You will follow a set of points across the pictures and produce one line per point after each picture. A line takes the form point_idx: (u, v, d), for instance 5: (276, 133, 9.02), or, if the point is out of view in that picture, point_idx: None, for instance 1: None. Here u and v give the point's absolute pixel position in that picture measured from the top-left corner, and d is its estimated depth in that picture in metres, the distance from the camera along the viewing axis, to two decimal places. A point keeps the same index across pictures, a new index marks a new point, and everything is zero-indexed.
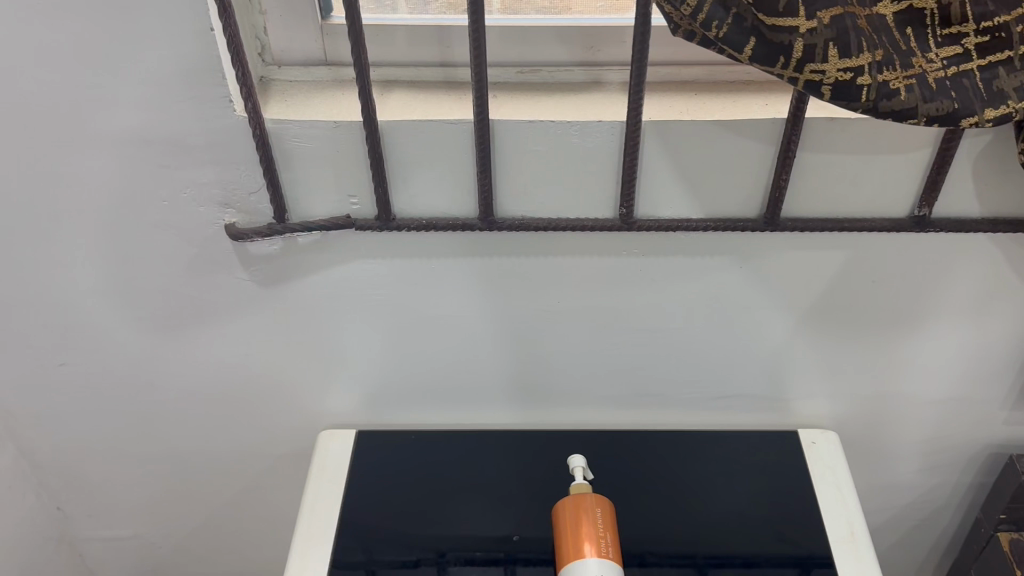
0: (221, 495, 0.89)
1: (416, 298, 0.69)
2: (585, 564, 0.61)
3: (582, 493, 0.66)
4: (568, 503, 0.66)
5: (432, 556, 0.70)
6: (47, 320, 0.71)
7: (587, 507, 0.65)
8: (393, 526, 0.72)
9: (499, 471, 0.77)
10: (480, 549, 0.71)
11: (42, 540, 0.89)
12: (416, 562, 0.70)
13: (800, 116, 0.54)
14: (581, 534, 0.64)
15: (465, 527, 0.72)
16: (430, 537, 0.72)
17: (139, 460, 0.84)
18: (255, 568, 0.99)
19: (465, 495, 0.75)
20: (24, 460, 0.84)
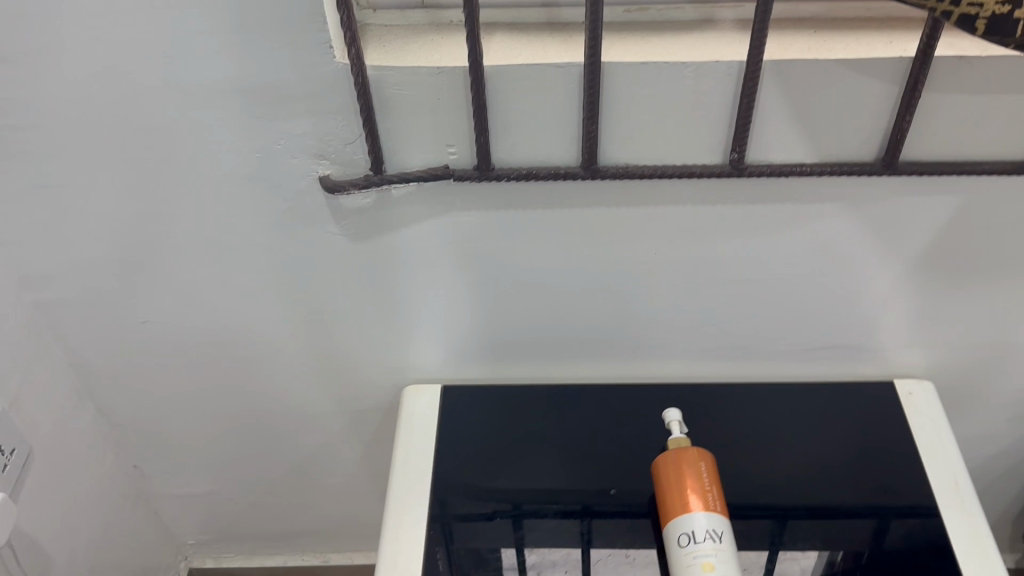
0: (299, 451, 0.89)
1: (509, 252, 0.67)
2: (691, 518, 0.61)
3: (684, 445, 0.66)
4: (669, 456, 0.65)
5: (507, 509, 0.71)
6: (132, 276, 0.70)
7: (691, 460, 0.65)
8: (471, 478, 0.73)
9: (586, 428, 0.77)
10: (557, 504, 0.72)
11: (122, 498, 0.89)
12: (492, 514, 0.71)
13: (930, 54, 0.52)
14: (686, 487, 0.63)
15: (544, 480, 0.73)
16: (508, 490, 0.72)
17: (219, 416, 0.84)
18: (329, 522, 0.99)
19: (543, 450, 0.75)
20: (103, 417, 0.84)
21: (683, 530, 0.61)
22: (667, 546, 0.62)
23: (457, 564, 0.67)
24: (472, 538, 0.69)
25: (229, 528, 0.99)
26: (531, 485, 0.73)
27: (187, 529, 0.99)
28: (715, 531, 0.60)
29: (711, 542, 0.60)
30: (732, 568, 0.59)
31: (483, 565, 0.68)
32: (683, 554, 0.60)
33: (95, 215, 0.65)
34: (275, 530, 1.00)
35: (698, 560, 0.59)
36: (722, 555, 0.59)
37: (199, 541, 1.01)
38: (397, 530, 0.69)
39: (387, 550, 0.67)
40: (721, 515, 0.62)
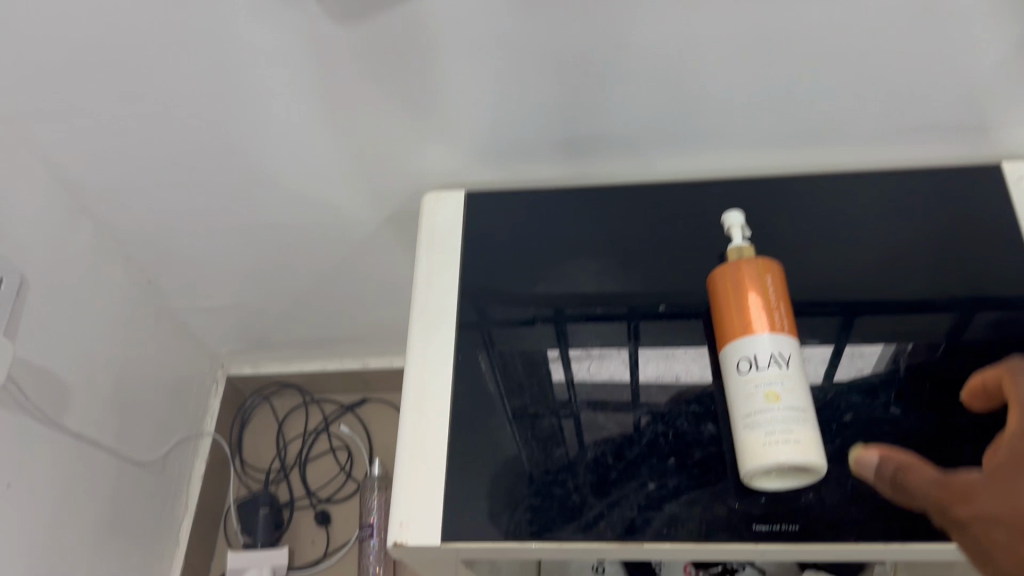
0: (319, 263, 0.82)
1: (534, 32, 0.54)
2: (755, 341, 0.53)
3: (748, 257, 0.56)
4: (731, 269, 0.56)
5: (549, 314, 0.65)
6: (94, 85, 0.60)
7: (756, 274, 0.56)
8: (508, 284, 0.66)
9: (632, 231, 0.68)
10: (602, 304, 0.64)
11: (141, 315, 0.85)
12: (534, 320, 0.65)
13: None
14: (749, 305, 0.54)
15: (579, 282, 0.66)
16: (548, 293, 0.66)
17: (228, 229, 0.77)
18: (366, 330, 0.95)
19: (581, 254, 0.67)
20: (104, 233, 0.77)
21: (744, 359, 0.53)
22: (726, 377, 0.54)
23: (506, 360, 0.63)
24: (516, 346, 0.63)
25: (263, 337, 0.96)
26: (574, 287, 0.66)
27: (219, 339, 0.96)
28: (781, 356, 0.52)
29: (776, 369, 0.52)
30: (801, 399, 0.51)
31: (517, 391, 0.61)
32: (744, 384, 0.52)
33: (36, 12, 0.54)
34: (308, 338, 0.97)
35: (761, 390, 0.51)
36: (789, 385, 0.51)
37: (233, 350, 0.99)
38: (418, 347, 0.63)
39: (412, 373, 0.62)
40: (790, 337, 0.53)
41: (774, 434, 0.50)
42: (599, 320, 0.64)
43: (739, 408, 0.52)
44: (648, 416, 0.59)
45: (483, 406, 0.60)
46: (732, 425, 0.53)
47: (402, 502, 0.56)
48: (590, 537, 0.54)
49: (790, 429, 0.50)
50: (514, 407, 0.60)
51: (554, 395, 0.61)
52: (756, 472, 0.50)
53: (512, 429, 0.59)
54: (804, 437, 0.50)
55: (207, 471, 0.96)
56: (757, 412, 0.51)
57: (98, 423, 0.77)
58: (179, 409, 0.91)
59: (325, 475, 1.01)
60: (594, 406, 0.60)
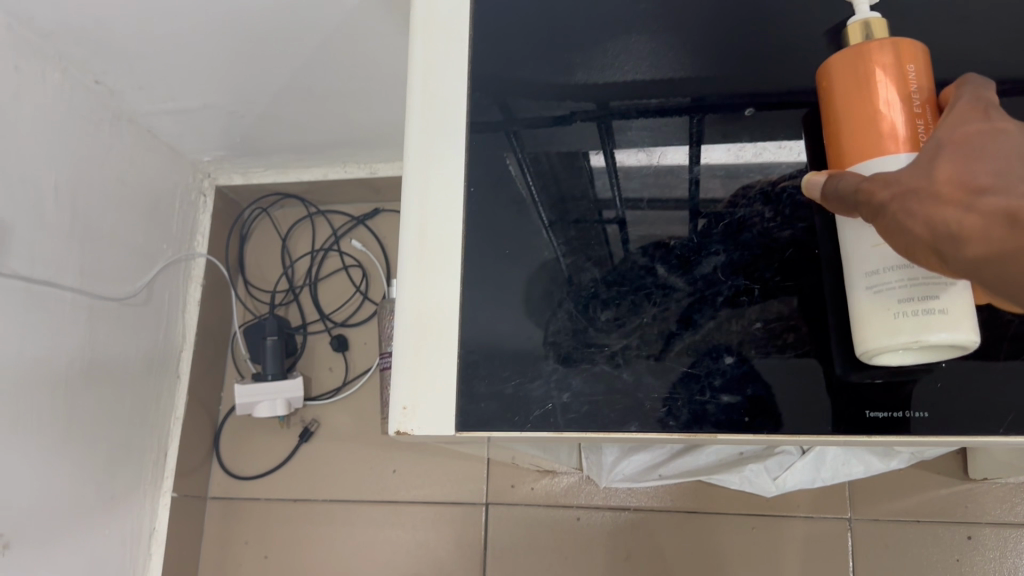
0: (297, 51, 0.65)
1: None
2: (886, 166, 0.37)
3: (883, 38, 0.38)
4: (855, 56, 0.39)
5: (592, 108, 0.49)
6: None
7: (895, 65, 0.38)
8: (534, 72, 0.50)
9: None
10: (655, 97, 0.48)
11: (91, 124, 0.69)
12: (570, 115, 0.49)
13: None
14: (880, 114, 0.38)
15: (629, 69, 0.49)
16: (589, 78, 0.49)
17: (177, 16, 0.59)
18: (368, 132, 0.79)
19: (633, 33, 0.49)
20: (21, 28, 0.60)
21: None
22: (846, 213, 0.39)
23: (543, 164, 0.48)
24: (543, 145, 0.48)
25: (251, 141, 0.81)
26: (621, 72, 0.49)
27: (199, 145, 0.81)
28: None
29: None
30: None
31: (566, 199, 0.47)
32: (873, 226, 0.37)
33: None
34: (303, 141, 0.81)
35: None
36: None
37: (217, 157, 0.84)
38: (423, 147, 0.47)
39: (409, 210, 0.46)
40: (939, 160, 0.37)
41: (913, 299, 0.35)
42: (656, 115, 0.48)
43: (862, 260, 0.37)
44: (721, 261, 0.44)
45: (516, 215, 0.47)
46: (846, 281, 0.38)
47: (405, 378, 0.43)
48: (650, 429, 0.41)
49: (937, 293, 0.34)
50: (562, 217, 0.47)
51: (602, 243, 0.46)
52: (879, 348, 0.36)
53: (548, 237, 0.46)
54: (957, 304, 0.35)
55: (204, 296, 0.85)
56: (890, 267, 0.36)
57: (51, 259, 0.64)
58: (159, 229, 0.79)
59: (339, 295, 0.90)
60: (643, 204, 0.46)
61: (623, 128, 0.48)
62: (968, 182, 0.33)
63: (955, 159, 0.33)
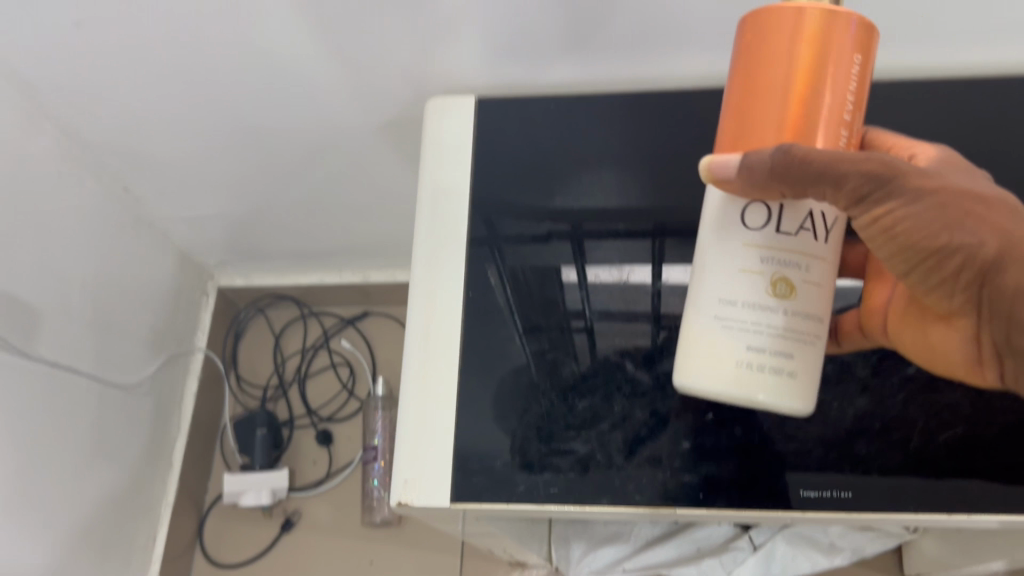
0: (307, 169, 0.74)
1: None
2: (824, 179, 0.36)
3: (843, 19, 0.36)
4: (812, 27, 0.36)
5: (567, 230, 0.57)
6: None
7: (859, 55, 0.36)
8: (518, 196, 0.58)
9: (663, 150, 0.58)
10: (623, 222, 0.57)
11: (115, 226, 0.76)
12: (548, 235, 0.57)
13: None
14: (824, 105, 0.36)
15: (601, 199, 0.58)
16: (566, 205, 0.58)
17: (207, 136, 0.68)
18: (365, 242, 0.88)
19: (605, 168, 0.58)
20: (67, 140, 0.68)
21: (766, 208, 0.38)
22: (721, 225, 0.39)
23: (523, 275, 0.56)
24: (523, 261, 0.56)
25: (255, 247, 0.89)
26: (594, 201, 0.58)
27: (206, 249, 0.89)
28: (820, 223, 0.38)
29: (807, 240, 0.38)
30: (815, 299, 0.38)
31: (548, 305, 0.55)
32: (745, 252, 0.38)
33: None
34: (304, 248, 0.89)
35: (770, 275, 0.38)
36: (808, 279, 0.38)
37: (222, 261, 0.92)
38: (428, 258, 0.56)
39: (415, 323, 0.53)
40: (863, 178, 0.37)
41: (761, 351, 0.37)
42: (623, 238, 0.56)
43: (722, 282, 0.38)
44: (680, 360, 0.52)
45: (500, 317, 0.54)
46: (696, 301, 0.39)
47: (406, 453, 0.50)
48: (619, 503, 0.49)
49: (780, 349, 0.37)
50: (542, 321, 0.54)
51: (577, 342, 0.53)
52: (707, 388, 0.38)
53: (530, 334, 0.54)
54: (792, 365, 0.37)
55: (199, 389, 0.91)
56: (749, 306, 0.38)
57: (73, 347, 0.70)
58: (165, 325, 0.85)
59: (325, 391, 0.96)
60: (613, 318, 0.54)
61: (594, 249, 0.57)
62: (1008, 205, 0.37)
63: (982, 183, 0.38)
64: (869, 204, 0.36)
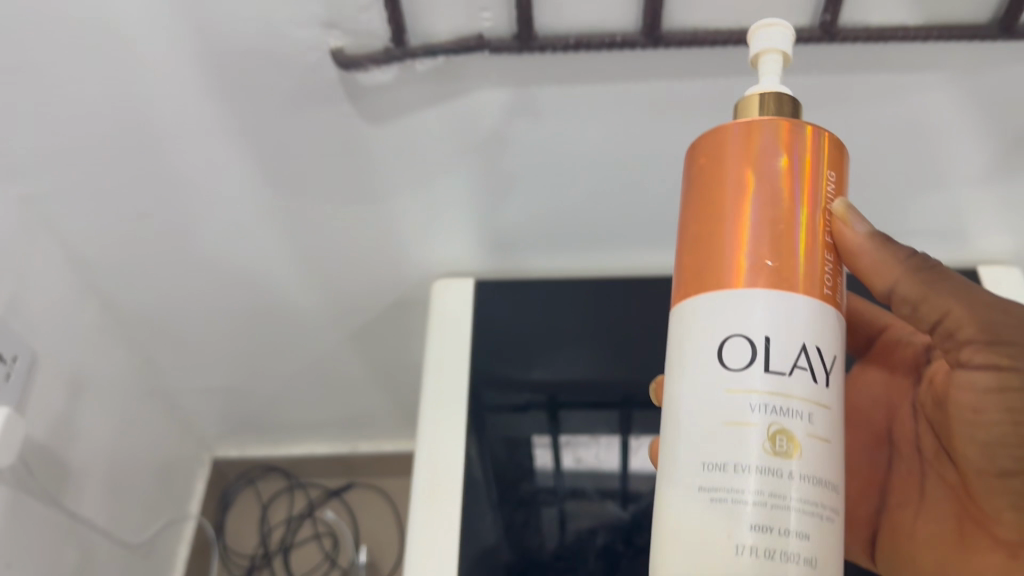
0: (316, 341, 0.84)
1: (549, 134, 0.59)
2: (786, 302, 0.36)
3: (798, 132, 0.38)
4: (767, 143, 0.38)
5: (544, 401, 0.68)
6: (128, 165, 0.63)
7: (804, 164, 0.38)
8: (503, 369, 0.69)
9: (626, 327, 0.70)
10: (593, 394, 0.68)
11: (137, 396, 0.84)
12: (527, 406, 0.68)
13: None
14: (890, 268, 0.42)
15: (572, 372, 0.69)
16: (543, 378, 0.69)
17: (232, 309, 0.79)
18: (358, 411, 0.96)
19: (576, 344, 0.70)
20: (107, 314, 0.78)
21: (750, 336, 0.36)
22: (700, 364, 0.37)
23: (501, 446, 0.66)
24: (504, 431, 0.67)
25: (254, 419, 0.97)
26: (567, 372, 0.69)
27: (208, 421, 0.96)
28: (814, 359, 0.36)
29: (800, 378, 0.36)
30: (814, 454, 0.36)
31: (530, 469, 0.66)
32: (729, 398, 0.36)
33: (74, 83, 0.56)
34: (301, 419, 0.97)
35: (761, 431, 0.35)
36: (800, 430, 0.35)
37: (220, 432, 0.99)
38: (432, 422, 0.66)
39: (420, 495, 0.63)
40: (836, 288, 0.38)
41: (762, 530, 0.34)
42: (592, 408, 0.68)
43: (708, 443, 0.36)
44: (643, 505, 0.64)
45: (491, 477, 0.65)
46: (677, 458, 0.37)
47: None
48: None
49: (783, 523, 0.34)
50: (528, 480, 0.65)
51: (558, 497, 0.65)
52: None
53: (521, 493, 0.65)
54: (802, 542, 0.34)
55: (190, 556, 0.94)
56: (739, 472, 0.35)
57: (92, 505, 0.76)
58: (167, 493, 0.91)
59: (307, 562, 1.00)
60: (582, 494, 0.65)
61: (568, 419, 0.68)
62: None
63: None
64: (994, 349, 0.40)
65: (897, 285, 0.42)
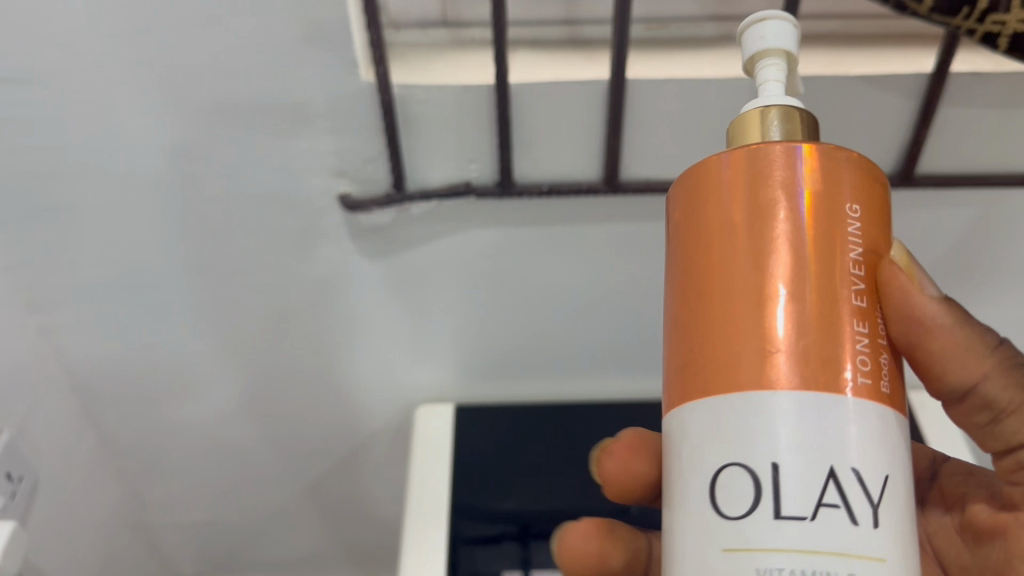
0: (298, 478, 0.86)
1: (524, 270, 0.68)
2: (804, 405, 0.34)
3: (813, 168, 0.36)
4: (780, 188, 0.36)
5: (517, 531, 0.71)
6: (143, 299, 0.69)
7: (817, 220, 0.36)
8: (479, 498, 0.72)
9: (591, 446, 0.75)
10: (564, 522, 0.71)
11: (119, 530, 0.86)
12: (500, 536, 0.70)
13: (952, 53, 0.54)
14: (978, 361, 0.42)
15: (546, 501, 0.73)
16: (518, 508, 0.72)
17: (220, 444, 0.82)
18: (335, 551, 0.98)
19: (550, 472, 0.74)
20: (102, 446, 0.81)
21: (752, 470, 0.34)
22: (704, 505, 0.35)
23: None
24: (473, 564, 0.68)
25: (229, 558, 0.97)
26: (542, 503, 0.72)
27: (183, 559, 0.97)
28: (849, 494, 0.33)
29: (833, 515, 0.33)
30: None
31: None
32: (732, 558, 0.33)
33: (108, 222, 0.64)
34: (277, 559, 0.98)
35: None
36: None
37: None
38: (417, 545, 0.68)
39: None
40: (875, 368, 0.36)
41: None
42: None
43: None
44: None
45: None
46: None
47: None
48: None
49: None
50: None
51: None
52: None
53: None
54: None
55: None
56: None
57: None
58: None
59: None
60: None
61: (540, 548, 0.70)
62: None
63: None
64: None
65: (984, 381, 0.42)
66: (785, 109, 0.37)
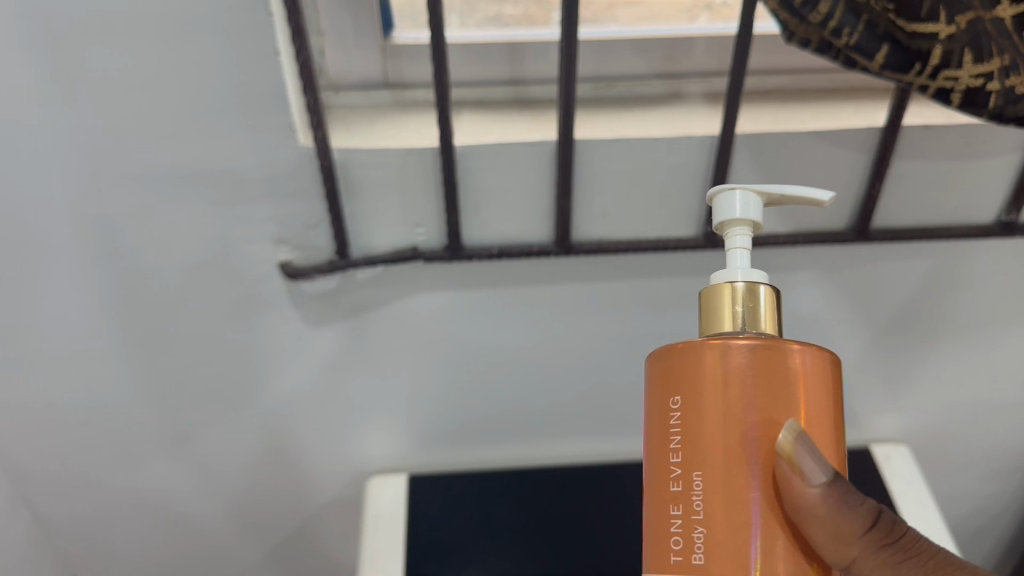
0: (249, 555, 0.81)
1: (477, 331, 0.65)
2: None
3: (657, 372, 0.39)
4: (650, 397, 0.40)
5: None
6: (76, 374, 0.65)
7: (659, 419, 0.39)
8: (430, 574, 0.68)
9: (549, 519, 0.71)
10: None
11: None
12: None
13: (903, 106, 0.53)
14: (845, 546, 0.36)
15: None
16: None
17: (165, 521, 0.77)
18: None
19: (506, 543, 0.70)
20: (37, 527, 0.76)
21: None
22: None
23: None
24: None
25: None
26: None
27: None
28: None
29: None
30: None
31: None
32: None
33: (36, 295, 0.60)
34: None
35: None
36: None
37: None
38: None
39: None
40: (690, 548, 0.36)
41: None
42: None
43: None
44: None
45: None
46: None
47: None
48: None
49: None
50: None
51: None
52: None
53: None
54: None
55: None
56: None
57: None
58: None
59: None
60: None
61: None
62: None
63: None
64: None
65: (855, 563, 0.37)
66: (749, 286, 0.38)
